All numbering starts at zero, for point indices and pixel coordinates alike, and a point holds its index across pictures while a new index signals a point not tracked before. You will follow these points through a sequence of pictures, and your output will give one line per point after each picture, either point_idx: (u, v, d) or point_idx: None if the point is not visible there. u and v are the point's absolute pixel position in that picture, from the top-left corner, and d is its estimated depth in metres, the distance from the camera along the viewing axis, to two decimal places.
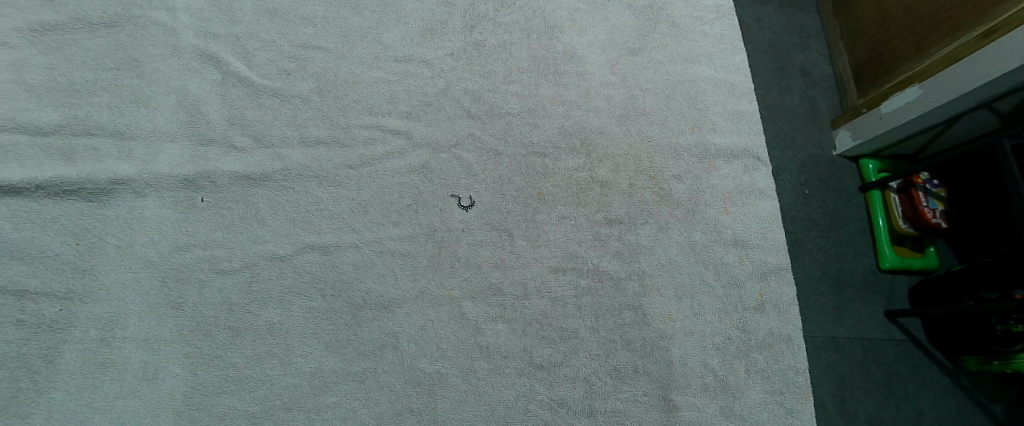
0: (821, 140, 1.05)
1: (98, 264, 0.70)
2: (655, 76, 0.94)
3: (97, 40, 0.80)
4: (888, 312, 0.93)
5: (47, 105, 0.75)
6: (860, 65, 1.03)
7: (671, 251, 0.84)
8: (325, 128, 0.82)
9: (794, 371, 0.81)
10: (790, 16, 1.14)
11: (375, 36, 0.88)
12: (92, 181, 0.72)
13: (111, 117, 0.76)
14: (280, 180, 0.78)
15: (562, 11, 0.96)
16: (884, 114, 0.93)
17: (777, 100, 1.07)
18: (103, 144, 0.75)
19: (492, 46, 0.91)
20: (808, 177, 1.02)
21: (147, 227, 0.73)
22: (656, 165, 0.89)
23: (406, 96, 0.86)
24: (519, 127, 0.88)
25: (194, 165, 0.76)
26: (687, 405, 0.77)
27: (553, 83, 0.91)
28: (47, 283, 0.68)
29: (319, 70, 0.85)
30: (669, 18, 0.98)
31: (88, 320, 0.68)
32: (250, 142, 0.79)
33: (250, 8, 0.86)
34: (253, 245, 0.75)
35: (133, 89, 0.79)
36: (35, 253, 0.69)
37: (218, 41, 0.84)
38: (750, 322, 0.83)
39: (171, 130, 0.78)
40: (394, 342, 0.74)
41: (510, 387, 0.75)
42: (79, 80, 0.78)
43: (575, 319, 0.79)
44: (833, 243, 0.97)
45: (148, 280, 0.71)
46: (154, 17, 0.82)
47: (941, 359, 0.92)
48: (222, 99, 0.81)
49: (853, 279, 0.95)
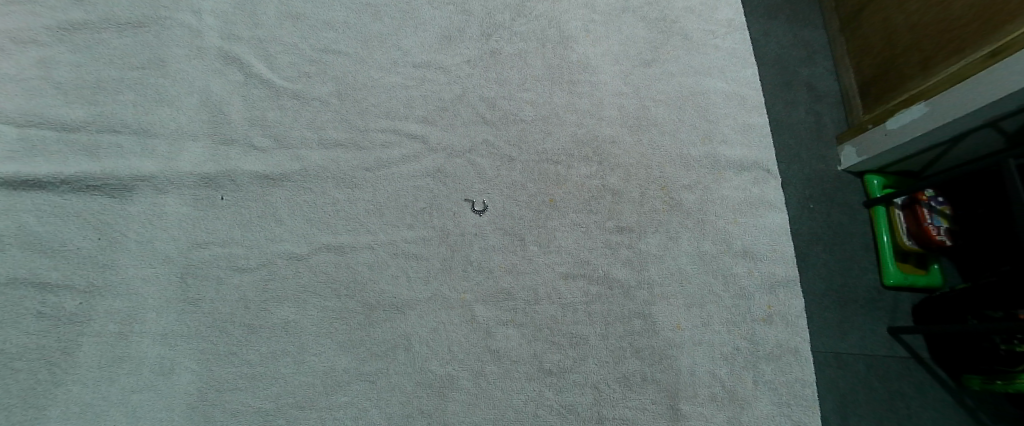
0: (826, 155, 1.06)
1: (119, 259, 0.72)
2: (667, 88, 0.95)
3: (124, 40, 0.82)
4: (891, 328, 0.93)
5: (73, 101, 0.77)
6: (865, 81, 1.04)
7: (680, 260, 0.85)
8: (344, 131, 0.83)
9: (801, 383, 0.81)
10: (797, 32, 1.16)
11: (394, 42, 0.90)
12: (116, 177, 0.74)
13: (135, 115, 0.78)
14: (298, 180, 0.80)
15: (576, 22, 0.97)
16: (890, 131, 0.94)
17: (785, 114, 1.08)
18: (126, 141, 0.77)
19: (507, 55, 0.93)
20: (813, 191, 1.03)
21: (168, 224, 0.74)
22: (667, 175, 0.90)
23: (423, 101, 0.87)
24: (533, 133, 0.89)
25: (214, 163, 0.78)
26: (694, 415, 0.77)
27: (567, 92, 0.93)
28: (68, 276, 0.70)
29: (339, 74, 0.86)
30: (681, 31, 1.00)
31: (106, 314, 0.69)
32: (270, 142, 0.81)
33: (274, 12, 0.88)
34: (271, 243, 0.76)
35: (157, 88, 0.81)
36: (58, 247, 0.71)
37: (241, 43, 0.85)
38: (759, 333, 0.83)
39: (193, 128, 0.79)
40: (406, 343, 0.75)
41: (519, 392, 0.75)
42: (105, 78, 0.79)
43: (585, 326, 0.80)
44: (837, 257, 0.98)
45: (166, 276, 0.72)
46: (180, 19, 0.84)
47: (943, 377, 0.92)
48: (244, 99, 0.82)
49: (857, 294, 0.96)
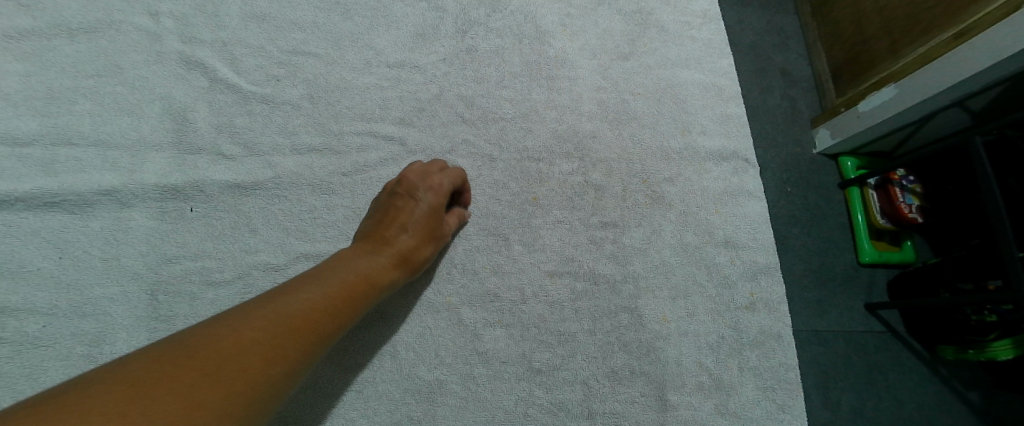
0: (802, 140, 1.08)
1: (84, 279, 0.68)
2: (645, 81, 0.95)
3: (77, 47, 0.77)
4: (868, 305, 0.96)
5: (24, 114, 0.73)
6: (838, 66, 1.07)
7: (664, 253, 0.86)
8: (317, 135, 0.81)
9: (785, 367, 0.83)
10: (771, 19, 1.17)
11: (366, 42, 0.87)
12: (76, 192, 0.70)
13: (93, 126, 0.74)
14: (272, 188, 0.77)
15: (553, 16, 0.96)
16: (862, 113, 0.95)
17: (761, 101, 1.10)
18: (85, 154, 0.73)
19: (484, 51, 0.91)
20: (791, 177, 1.05)
21: (134, 239, 0.71)
22: (648, 168, 0.90)
23: (399, 102, 0.85)
24: (513, 131, 0.88)
25: (181, 174, 0.75)
26: (683, 405, 0.78)
27: (546, 88, 0.92)
28: (29, 299, 0.66)
29: (310, 76, 0.84)
30: (657, 23, 1.00)
31: (72, 336, 0.66)
32: (240, 150, 0.78)
33: (238, 14, 0.84)
34: (246, 254, 0.73)
35: (116, 97, 0.76)
36: (16, 268, 0.67)
37: (203, 46, 0.82)
38: (742, 320, 0.85)
39: (156, 138, 0.76)
40: (392, 349, 0.74)
41: (508, 392, 0.75)
42: (57, 88, 0.75)
43: (572, 323, 0.80)
44: (815, 241, 1.00)
45: (135, 294, 0.69)
46: (136, 23, 0.80)
47: (919, 349, 0.95)
48: (210, 106, 0.79)
49: (835, 276, 0.98)
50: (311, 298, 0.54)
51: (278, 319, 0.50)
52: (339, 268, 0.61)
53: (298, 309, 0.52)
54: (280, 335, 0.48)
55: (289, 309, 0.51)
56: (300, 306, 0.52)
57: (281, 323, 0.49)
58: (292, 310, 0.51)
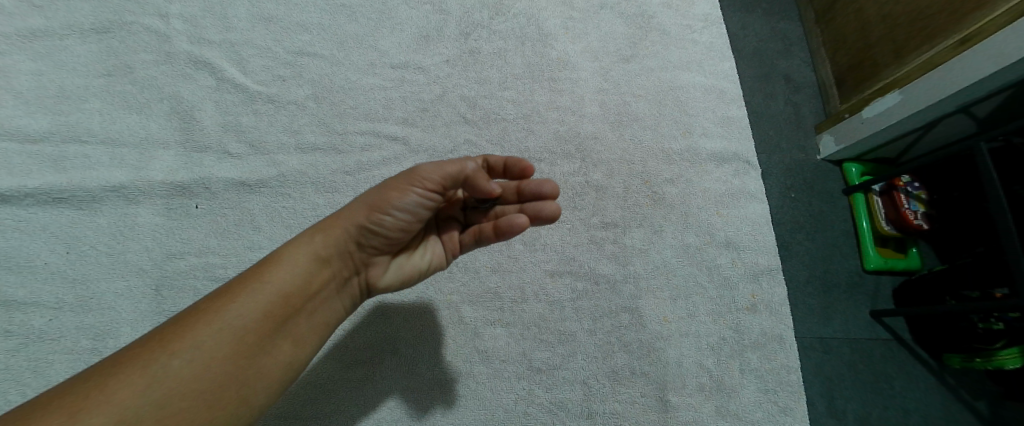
0: (805, 145, 1.08)
1: (90, 274, 0.69)
2: (647, 83, 0.96)
3: (89, 47, 0.79)
4: (873, 312, 0.95)
5: (36, 112, 0.74)
6: (841, 72, 1.07)
7: (665, 253, 0.86)
8: (321, 134, 0.82)
9: (787, 370, 0.83)
10: (773, 24, 1.17)
11: (371, 43, 0.89)
12: (84, 189, 0.71)
13: (103, 124, 0.76)
14: (276, 186, 0.78)
15: (555, 19, 0.97)
16: (867, 119, 0.96)
17: (763, 106, 1.11)
18: (94, 151, 0.74)
19: (487, 53, 0.93)
20: (793, 180, 1.05)
21: (140, 235, 0.72)
22: (649, 169, 0.91)
23: (403, 102, 0.86)
24: (515, 132, 0.89)
25: (188, 171, 0.76)
26: (683, 406, 0.78)
27: (548, 90, 0.92)
28: (36, 293, 0.67)
29: (315, 76, 0.85)
30: (659, 26, 1.01)
31: (78, 330, 0.67)
32: (245, 148, 0.79)
33: (245, 15, 0.86)
34: (250, 251, 0.74)
35: (125, 95, 0.78)
36: (24, 262, 0.68)
37: (211, 47, 0.83)
38: (744, 321, 0.84)
39: (163, 136, 0.77)
40: (393, 347, 0.74)
41: (508, 391, 0.75)
42: (69, 87, 0.76)
43: (573, 323, 0.80)
44: (818, 245, 1.00)
45: (140, 289, 0.70)
46: (146, 24, 0.82)
47: (924, 357, 0.95)
48: (217, 105, 0.80)
49: (838, 280, 0.98)
50: (220, 330, 0.43)
51: (169, 371, 0.40)
52: (267, 268, 0.48)
53: (202, 349, 0.42)
54: (173, 393, 0.40)
55: (188, 351, 0.42)
56: (202, 346, 0.42)
57: (174, 376, 0.40)
58: (193, 353, 0.42)
